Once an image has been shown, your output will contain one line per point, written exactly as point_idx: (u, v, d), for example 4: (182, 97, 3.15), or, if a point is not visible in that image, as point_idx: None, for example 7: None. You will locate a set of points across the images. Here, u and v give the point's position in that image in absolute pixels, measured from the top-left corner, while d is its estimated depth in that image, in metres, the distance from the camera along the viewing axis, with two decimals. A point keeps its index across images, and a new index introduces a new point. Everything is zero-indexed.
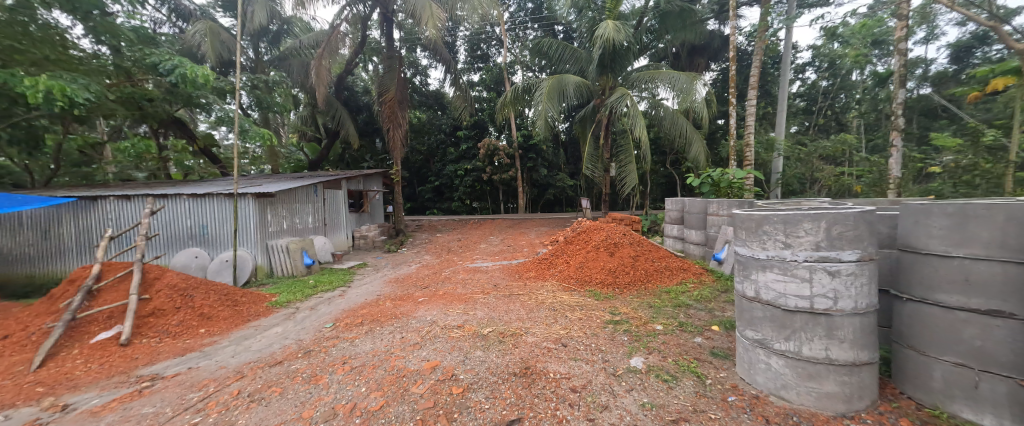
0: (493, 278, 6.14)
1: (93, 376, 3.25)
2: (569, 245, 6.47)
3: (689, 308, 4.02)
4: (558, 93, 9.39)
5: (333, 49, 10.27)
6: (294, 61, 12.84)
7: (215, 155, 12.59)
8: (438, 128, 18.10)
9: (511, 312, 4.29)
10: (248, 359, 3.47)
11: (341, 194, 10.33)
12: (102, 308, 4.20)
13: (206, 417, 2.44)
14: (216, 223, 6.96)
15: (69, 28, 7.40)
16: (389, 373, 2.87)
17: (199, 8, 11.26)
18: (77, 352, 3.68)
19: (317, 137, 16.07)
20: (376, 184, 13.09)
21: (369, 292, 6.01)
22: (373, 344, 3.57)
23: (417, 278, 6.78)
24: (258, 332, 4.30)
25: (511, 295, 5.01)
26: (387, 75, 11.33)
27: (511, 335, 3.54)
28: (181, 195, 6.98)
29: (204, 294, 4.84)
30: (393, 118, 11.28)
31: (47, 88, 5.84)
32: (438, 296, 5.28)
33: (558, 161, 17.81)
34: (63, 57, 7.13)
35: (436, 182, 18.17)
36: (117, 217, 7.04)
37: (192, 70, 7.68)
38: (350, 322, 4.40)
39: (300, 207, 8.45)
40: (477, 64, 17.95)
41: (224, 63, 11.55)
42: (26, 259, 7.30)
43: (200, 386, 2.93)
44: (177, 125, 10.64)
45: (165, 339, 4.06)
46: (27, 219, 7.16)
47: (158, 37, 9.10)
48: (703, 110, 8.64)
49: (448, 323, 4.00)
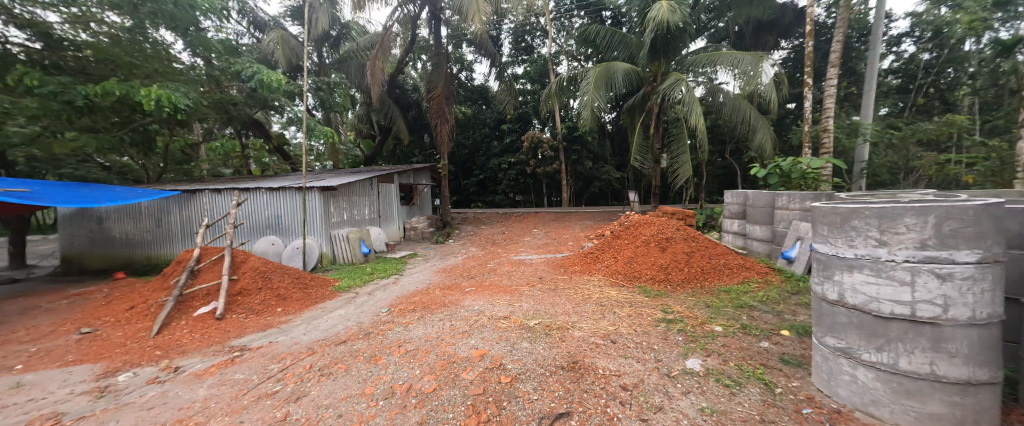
0: (538, 271, 6.12)
1: (196, 344, 3.80)
2: (617, 239, 6.25)
3: (754, 309, 3.70)
4: (606, 81, 9.00)
5: (386, 50, 10.77)
6: (352, 63, 13.71)
7: (287, 153, 13.95)
8: (483, 121, 18.34)
9: (557, 305, 4.26)
10: (318, 337, 3.83)
11: (393, 188, 10.94)
12: (202, 285, 4.86)
13: (285, 387, 2.73)
14: (289, 213, 7.72)
15: (173, 44, 8.54)
16: (441, 358, 3.00)
17: (272, 19, 12.43)
18: (184, 323, 4.31)
19: (371, 134, 17.13)
20: (425, 178, 13.64)
21: (420, 280, 6.35)
22: (425, 330, 3.76)
23: (464, 268, 7.01)
24: (324, 313, 4.73)
25: (556, 289, 4.97)
26: (435, 71, 11.66)
27: (559, 328, 3.53)
28: (259, 189, 7.82)
29: (281, 277, 5.39)
30: (441, 113, 11.68)
31: (158, 97, 6.80)
32: (484, 287, 5.41)
33: (605, 153, 17.30)
34: (169, 69, 8.27)
35: (481, 175, 18.60)
36: (211, 208, 8.11)
37: (267, 76, 8.49)
38: (404, 308, 4.66)
39: (358, 199, 9.08)
40: (522, 56, 17.83)
41: (294, 69, 12.66)
42: (143, 243, 8.61)
43: (279, 359, 3.29)
44: (256, 126, 11.92)
45: (250, 316, 4.61)
46: (143, 209, 8.48)
47: (240, 48, 10.21)
48: (771, 93, 7.83)
49: (495, 313, 4.08)
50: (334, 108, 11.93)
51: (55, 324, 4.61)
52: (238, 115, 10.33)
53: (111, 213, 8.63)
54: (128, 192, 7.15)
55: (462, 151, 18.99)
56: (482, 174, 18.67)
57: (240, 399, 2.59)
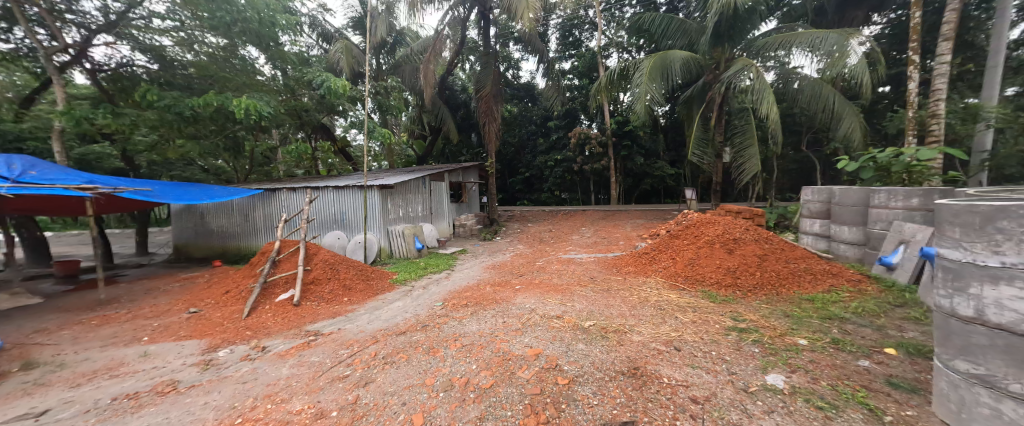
0: (589, 271, 5.95)
1: (278, 327, 4.23)
2: (676, 239, 5.88)
3: (847, 322, 3.24)
4: (662, 71, 8.47)
5: (437, 53, 11.12)
6: (406, 67, 14.42)
7: (349, 154, 15.10)
8: (530, 119, 18.31)
9: (612, 307, 4.08)
10: (380, 327, 4.06)
11: (444, 186, 11.33)
12: (282, 274, 5.40)
13: (354, 371, 2.93)
14: (351, 210, 8.32)
15: (257, 59, 9.60)
16: (496, 354, 3.02)
17: (337, 30, 13.47)
18: (268, 307, 4.82)
19: (423, 134, 17.93)
20: (473, 176, 13.91)
21: (470, 276, 6.48)
22: (479, 325, 3.81)
23: (513, 266, 7.05)
24: (384, 304, 5.01)
25: (610, 290, 4.79)
26: (484, 71, 11.84)
27: (616, 331, 3.38)
28: (327, 187, 8.51)
29: (347, 269, 5.82)
30: (489, 112, 11.84)
31: (246, 106, 7.68)
32: (535, 285, 5.38)
33: (657, 148, 16.43)
34: (254, 81, 9.35)
35: (527, 173, 18.64)
36: (287, 205, 9.01)
37: (333, 83, 9.20)
38: (457, 303, 4.79)
39: (412, 197, 9.53)
40: (570, 51, 17.44)
41: (355, 76, 13.62)
42: (233, 236, 9.82)
43: (347, 345, 3.54)
44: (323, 130, 13.03)
45: (321, 304, 5.02)
46: (234, 206, 9.67)
47: (310, 59, 11.20)
48: (862, 75, 6.83)
49: (548, 312, 4.03)
50: (390, 111, 12.63)
51: (170, 304, 5.42)
52: (309, 120, 11.35)
53: (209, 209, 9.94)
54: (223, 191, 8.18)
55: (508, 149, 19.12)
56: (528, 172, 18.70)
57: (317, 380, 2.83)
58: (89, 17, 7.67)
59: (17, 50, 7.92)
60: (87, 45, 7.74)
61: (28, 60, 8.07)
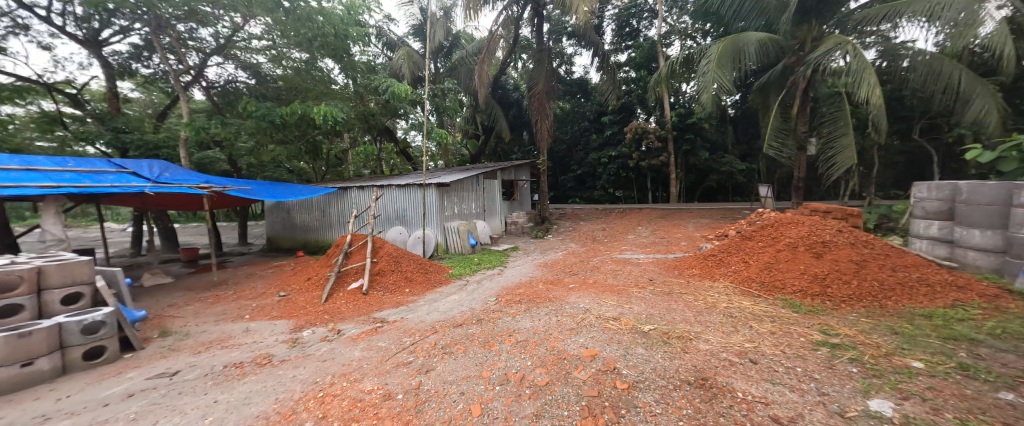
0: (648, 272, 5.66)
1: (351, 313, 4.65)
2: (749, 240, 5.34)
3: (980, 345, 2.67)
4: (733, 56, 7.70)
5: (492, 53, 11.30)
6: (462, 69, 14.94)
7: (409, 155, 16.10)
8: (583, 115, 17.91)
9: (674, 311, 3.83)
10: (438, 318, 4.25)
11: (496, 184, 11.55)
12: (352, 265, 5.92)
13: (416, 358, 3.11)
14: (412, 207, 8.85)
15: (332, 71, 10.62)
16: (550, 352, 2.99)
17: (400, 38, 14.38)
18: (342, 295, 5.32)
19: (476, 134, 18.48)
20: (525, 174, 13.96)
21: (522, 273, 6.54)
22: (533, 322, 3.82)
23: (565, 264, 6.95)
24: (441, 297, 5.25)
25: (672, 293, 4.49)
26: (537, 68, 11.79)
27: (680, 337, 3.16)
28: (391, 186, 9.15)
29: (408, 262, 6.20)
30: (541, 110, 11.79)
31: (324, 113, 8.53)
32: (589, 284, 5.25)
33: (724, 141, 15.08)
34: (330, 90, 10.35)
35: (579, 171, 18.28)
36: (357, 202, 9.87)
37: (396, 88, 9.83)
38: (510, 299, 4.85)
39: (466, 195, 9.87)
40: (626, 42, 16.69)
41: (415, 80, 14.43)
42: (312, 229, 11.01)
43: (410, 333, 3.77)
44: (387, 133, 14.05)
45: (386, 294, 5.41)
46: (313, 203, 10.83)
47: (376, 67, 12.11)
48: (1002, 45, 5.56)
49: (604, 313, 3.90)
50: (446, 112, 13.17)
51: (265, 287, 6.25)
52: (376, 124, 12.31)
53: (293, 206, 11.26)
54: (305, 189, 9.19)
55: (560, 146, 18.89)
56: (581, 169, 18.33)
57: (385, 364, 3.05)
58: (204, 42, 9.07)
59: (155, 74, 9.66)
60: (203, 66, 9.18)
61: (163, 81, 9.82)
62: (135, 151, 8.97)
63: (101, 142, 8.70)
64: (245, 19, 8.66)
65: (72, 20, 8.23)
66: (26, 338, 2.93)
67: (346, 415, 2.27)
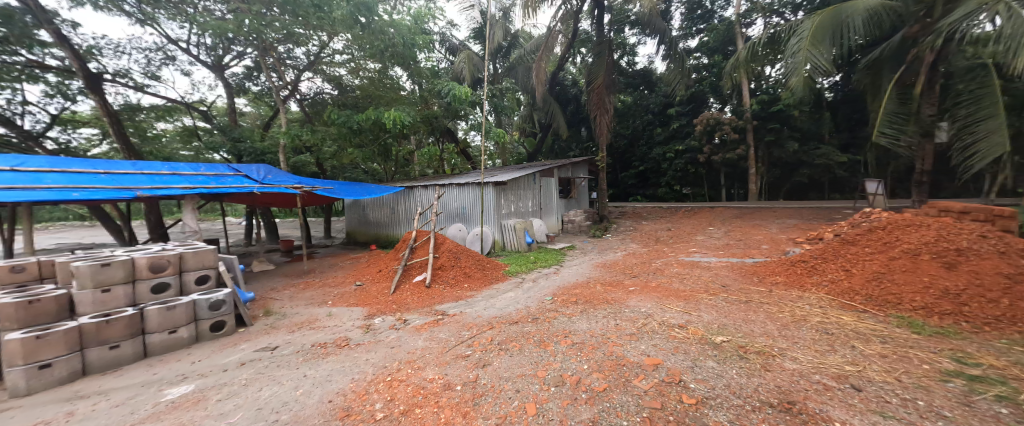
0: (720, 277, 5.15)
1: (416, 304, 4.97)
2: (851, 246, 4.57)
3: None
4: (834, 30, 6.60)
5: (549, 49, 11.17)
6: (520, 68, 15.04)
7: (468, 154, 16.70)
8: (646, 108, 16.89)
9: (753, 323, 3.43)
10: (495, 314, 4.35)
11: (553, 182, 11.45)
12: (417, 259, 6.32)
13: (474, 352, 3.22)
14: (471, 204, 9.18)
15: (401, 78, 11.45)
16: (608, 357, 2.88)
17: (462, 42, 14.96)
18: (408, 286, 5.72)
19: (533, 132, 18.50)
20: (583, 171, 13.60)
21: (579, 273, 6.39)
22: (590, 324, 3.71)
23: (625, 266, 6.64)
24: (498, 293, 5.36)
25: (750, 302, 4.03)
26: (597, 61, 11.37)
27: (759, 352, 2.81)
28: (451, 184, 9.58)
29: (466, 258, 6.44)
30: (601, 104, 11.37)
31: (394, 118, 9.23)
32: (651, 288, 4.94)
33: (818, 130, 13.07)
34: (399, 96, 11.16)
35: (641, 167, 17.32)
36: (422, 200, 10.54)
37: (457, 91, 10.23)
38: (566, 299, 4.77)
39: (523, 193, 9.94)
40: (698, 26, 15.31)
41: (474, 82, 14.89)
42: (383, 225, 12.02)
43: (468, 327, 3.91)
44: (449, 134, 14.73)
45: (447, 287, 5.69)
46: (384, 201, 11.82)
47: (439, 71, 12.74)
48: None
49: (668, 320, 3.64)
50: (504, 111, 13.37)
51: (344, 277, 6.99)
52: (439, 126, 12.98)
53: (367, 203, 12.41)
54: (377, 189, 10.06)
55: (621, 141, 18.04)
56: (643, 165, 17.33)
57: (446, 355, 3.22)
58: (298, 60, 10.41)
59: (262, 90, 11.34)
60: (297, 81, 10.56)
61: (267, 97, 11.51)
62: (247, 157, 10.65)
63: (223, 150, 10.47)
64: (329, 37, 9.74)
65: (204, 50, 10.02)
66: (171, 310, 3.71)
67: (410, 400, 2.44)
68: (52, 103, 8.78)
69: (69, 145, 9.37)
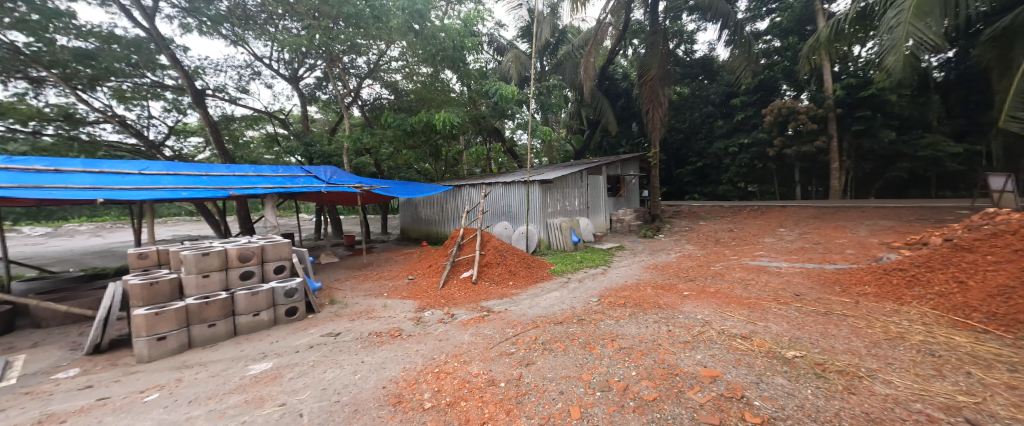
0: (793, 285, 4.61)
1: (463, 300, 5.13)
2: (967, 254, 3.83)
3: None
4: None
5: (599, 43, 10.82)
6: (568, 64, 14.78)
7: (515, 153, 16.81)
8: (705, 99, 15.69)
9: (834, 338, 3.01)
10: (540, 313, 4.32)
11: (601, 180, 11.10)
12: (464, 256, 6.51)
13: (518, 350, 3.23)
14: (517, 203, 9.23)
15: (451, 80, 11.86)
16: (659, 365, 2.71)
17: (509, 42, 15.08)
18: (455, 282, 5.91)
19: (581, 129, 18.10)
20: (634, 168, 12.98)
21: (628, 274, 6.13)
22: (639, 329, 3.53)
23: (679, 268, 6.22)
24: (543, 292, 5.34)
25: (829, 314, 3.56)
26: (650, 52, 10.77)
27: (842, 372, 2.45)
28: (498, 183, 9.71)
29: (512, 256, 6.49)
30: (654, 98, 10.79)
31: (444, 120, 9.58)
32: (709, 294, 4.57)
33: (922, 116, 11.14)
34: (449, 98, 11.59)
35: (699, 162, 16.14)
36: (469, 198, 10.84)
37: (505, 90, 10.35)
38: (614, 301, 4.60)
39: (570, 191, 9.77)
40: (768, 6, 13.84)
41: (521, 81, 14.94)
42: (433, 222, 12.56)
43: (513, 325, 3.94)
44: (496, 133, 14.95)
45: (492, 284, 5.79)
46: (434, 199, 12.34)
47: (487, 72, 12.99)
48: None
49: (729, 329, 3.34)
50: (551, 109, 13.24)
51: (398, 271, 7.42)
52: (487, 125, 13.23)
53: (419, 202, 13.06)
54: (428, 188, 10.54)
55: (676, 136, 16.94)
56: (701, 161, 16.12)
57: (490, 351, 3.27)
58: (360, 69, 11.26)
59: (330, 98, 12.47)
60: (359, 89, 11.44)
61: (334, 104, 12.61)
62: (317, 159, 11.78)
63: (297, 153, 11.68)
64: (387, 46, 10.40)
65: (282, 64, 11.26)
66: (255, 296, 4.22)
67: (456, 393, 2.51)
68: (169, 117, 10.43)
69: (182, 152, 11.08)
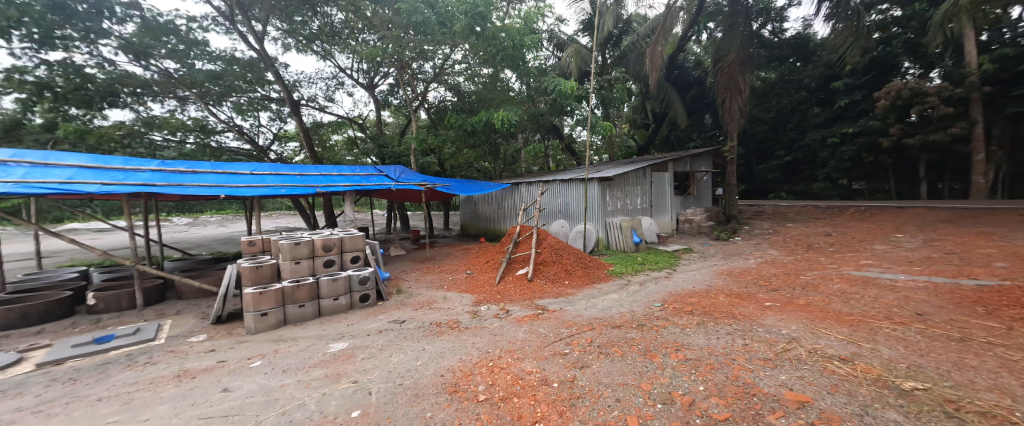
0: (914, 302, 3.80)
1: (518, 297, 5.18)
2: None
3: None
4: None
5: (668, 29, 10.06)
6: (632, 55, 14.02)
7: (573, 150, 16.47)
8: (797, 83, 13.71)
9: (973, 371, 2.41)
10: (597, 315, 4.17)
11: (668, 177, 10.34)
12: (520, 253, 6.53)
13: (573, 351, 3.15)
14: (575, 201, 9.01)
15: (510, 79, 12.01)
16: (732, 382, 2.43)
17: (570, 37, 14.76)
18: (510, 279, 5.98)
19: (646, 123, 17.08)
20: (706, 164, 11.85)
21: (697, 279, 5.62)
22: (709, 340, 3.21)
23: (759, 276, 5.52)
24: (600, 294, 5.15)
25: (966, 340, 2.87)
26: (728, 35, 9.70)
27: (985, 414, 1.94)
28: (555, 181, 9.57)
29: (568, 255, 6.36)
30: (732, 86, 9.74)
31: (502, 118, 9.74)
32: (797, 306, 3.98)
33: None
34: (507, 96, 11.73)
35: (787, 157, 14.20)
36: (527, 196, 10.90)
37: (563, 86, 10.17)
38: (679, 308, 4.25)
39: (631, 189, 9.28)
40: None
41: (582, 75, 14.56)
42: (491, 219, 12.87)
43: (567, 325, 3.86)
44: (554, 130, 14.78)
45: (548, 283, 5.75)
46: (493, 197, 12.63)
47: (546, 68, 12.85)
48: None
49: (822, 349, 2.87)
50: (613, 103, 12.68)
51: (458, 266, 7.74)
52: (545, 123, 13.11)
53: (479, 199, 13.49)
54: (486, 185, 10.81)
55: (758, 127, 15.09)
56: (790, 155, 14.15)
57: (544, 349, 3.24)
58: (426, 73, 11.96)
59: (400, 102, 13.46)
60: (426, 92, 12.17)
61: (404, 108, 13.58)
62: (389, 159, 12.81)
63: (372, 155, 12.82)
64: (451, 50, 10.91)
65: (361, 74, 12.44)
66: (335, 282, 4.73)
67: (509, 388, 2.53)
68: (274, 125, 12.18)
69: (283, 155, 12.88)
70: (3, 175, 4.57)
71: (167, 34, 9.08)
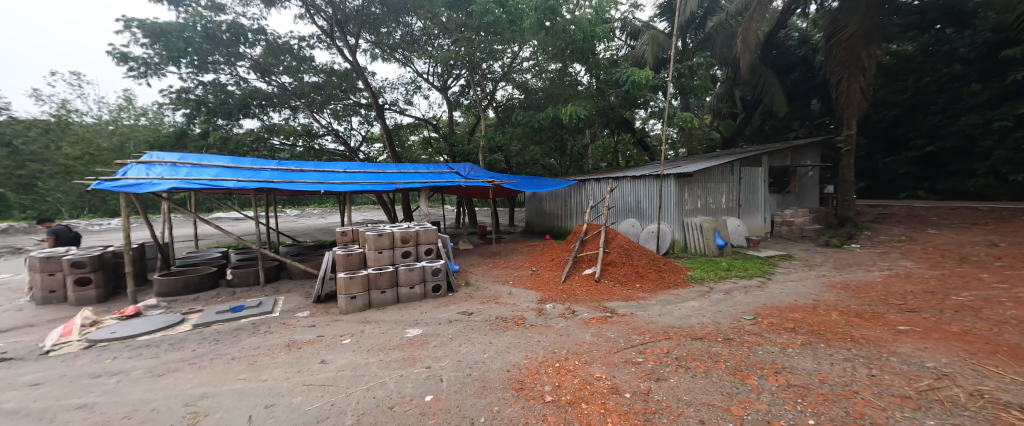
0: None
1: (585, 297, 5.00)
2: None
3: None
4: None
5: (766, 3, 8.76)
6: (719, 36, 12.63)
7: (647, 145, 15.39)
8: (947, 55, 10.95)
9: None
10: (673, 324, 3.82)
11: (761, 172, 9.06)
12: (586, 252, 6.28)
13: (646, 361, 2.92)
14: (647, 199, 8.41)
15: (579, 72, 11.66)
16: (856, 421, 1.99)
17: (645, 24, 13.81)
18: (577, 278, 5.79)
19: (733, 112, 15.24)
20: (811, 157, 10.11)
21: (800, 292, 4.81)
22: (818, 365, 2.70)
23: (888, 292, 4.52)
24: (677, 300, 4.71)
25: None
26: (847, 2, 8.11)
27: None
28: (625, 178, 9.05)
29: (640, 256, 5.95)
30: (851, 63, 8.14)
31: (571, 114, 9.50)
32: (947, 334, 3.15)
33: None
34: (575, 91, 11.36)
35: (929, 146, 11.43)
36: (595, 193, 10.51)
37: (638, 76, 9.50)
38: (777, 323, 3.67)
39: (714, 186, 8.34)
40: None
41: (659, 64, 13.53)
42: (556, 217, 12.70)
43: (640, 331, 3.60)
44: (626, 123, 13.98)
45: (616, 284, 5.46)
46: (559, 194, 12.44)
47: (617, 58, 11.97)
48: None
49: (991, 393, 2.21)
50: (693, 91, 11.50)
51: (523, 262, 7.76)
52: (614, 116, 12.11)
53: (544, 196, 13.40)
54: (552, 182, 10.67)
55: (887, 112, 12.41)
56: (933, 144, 11.37)
57: (613, 355, 3.06)
58: (495, 72, 12.23)
59: (470, 102, 13.98)
60: (495, 90, 12.43)
61: (474, 108, 14.09)
62: (459, 157, 13.43)
63: (444, 153, 13.56)
64: (520, 48, 11.06)
65: (436, 77, 13.21)
66: (412, 271, 5.09)
67: (577, 392, 2.44)
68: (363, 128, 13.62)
69: (370, 155, 14.34)
70: (173, 174, 5.80)
71: (284, 53, 10.77)
